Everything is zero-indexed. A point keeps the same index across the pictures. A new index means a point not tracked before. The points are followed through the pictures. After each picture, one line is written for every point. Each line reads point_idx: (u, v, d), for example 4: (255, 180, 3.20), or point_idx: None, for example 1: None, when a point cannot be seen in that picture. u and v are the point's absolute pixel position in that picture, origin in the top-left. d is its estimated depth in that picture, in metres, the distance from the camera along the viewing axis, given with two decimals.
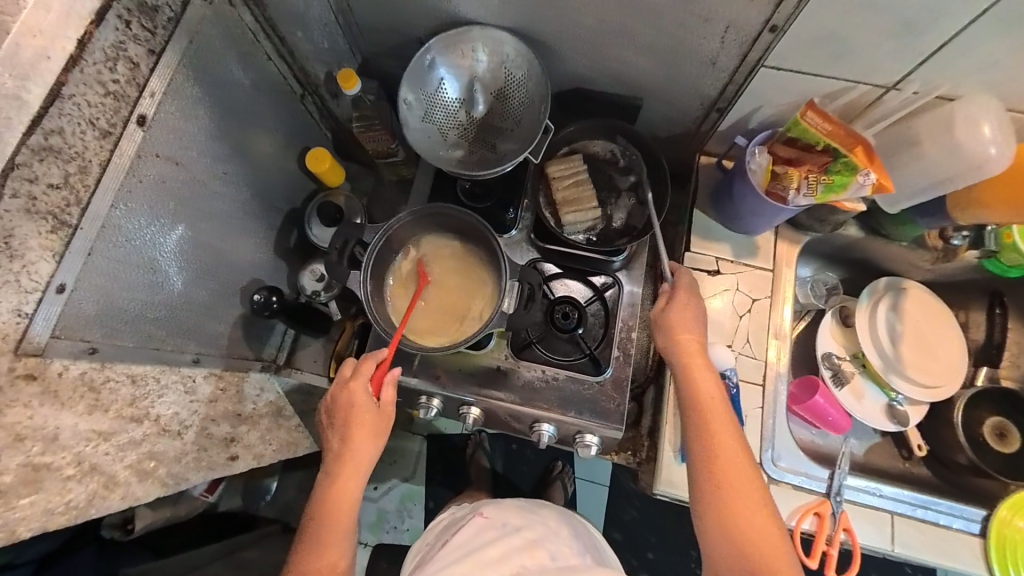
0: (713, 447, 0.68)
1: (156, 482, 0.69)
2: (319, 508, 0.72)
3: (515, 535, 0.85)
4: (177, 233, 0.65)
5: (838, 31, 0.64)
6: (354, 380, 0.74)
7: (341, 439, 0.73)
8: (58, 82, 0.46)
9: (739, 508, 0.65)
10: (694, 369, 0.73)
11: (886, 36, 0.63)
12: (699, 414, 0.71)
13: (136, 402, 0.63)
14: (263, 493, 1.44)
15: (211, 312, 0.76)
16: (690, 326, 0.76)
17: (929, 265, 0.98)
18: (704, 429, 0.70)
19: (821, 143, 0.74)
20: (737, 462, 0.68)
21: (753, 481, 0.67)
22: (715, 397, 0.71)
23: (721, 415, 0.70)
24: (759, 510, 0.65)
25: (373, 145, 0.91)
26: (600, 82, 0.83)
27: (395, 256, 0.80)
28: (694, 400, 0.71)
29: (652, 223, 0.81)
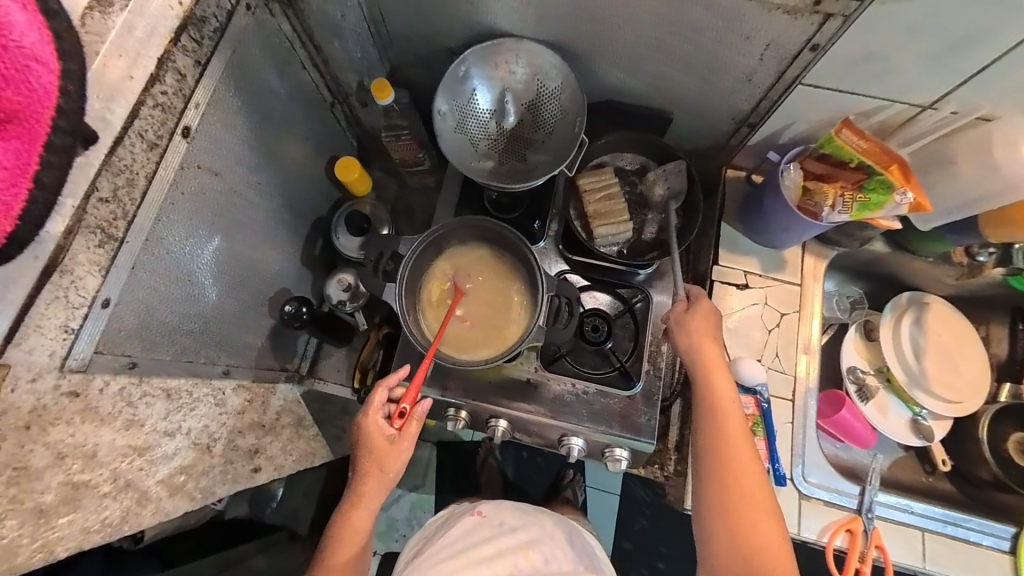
0: (723, 453, 0.67)
1: (184, 496, 0.68)
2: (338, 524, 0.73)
3: (510, 536, 0.84)
4: (213, 244, 0.64)
5: (881, 51, 0.64)
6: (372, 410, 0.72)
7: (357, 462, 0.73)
8: (137, 101, 0.48)
9: (745, 516, 0.64)
10: (710, 375, 0.71)
11: (930, 58, 0.63)
12: (711, 420, 0.69)
13: (169, 416, 0.62)
14: (270, 500, 1.41)
15: (240, 322, 0.75)
16: (710, 333, 0.74)
17: (953, 281, 0.99)
18: (716, 435, 0.68)
19: (856, 160, 0.75)
20: (748, 470, 0.66)
21: (762, 491, 0.65)
22: (731, 405, 0.70)
23: (735, 423, 0.68)
24: (766, 521, 0.64)
25: (401, 154, 0.91)
26: (633, 95, 0.83)
27: (428, 267, 0.80)
28: (708, 406, 0.70)
29: (673, 246, 0.80)
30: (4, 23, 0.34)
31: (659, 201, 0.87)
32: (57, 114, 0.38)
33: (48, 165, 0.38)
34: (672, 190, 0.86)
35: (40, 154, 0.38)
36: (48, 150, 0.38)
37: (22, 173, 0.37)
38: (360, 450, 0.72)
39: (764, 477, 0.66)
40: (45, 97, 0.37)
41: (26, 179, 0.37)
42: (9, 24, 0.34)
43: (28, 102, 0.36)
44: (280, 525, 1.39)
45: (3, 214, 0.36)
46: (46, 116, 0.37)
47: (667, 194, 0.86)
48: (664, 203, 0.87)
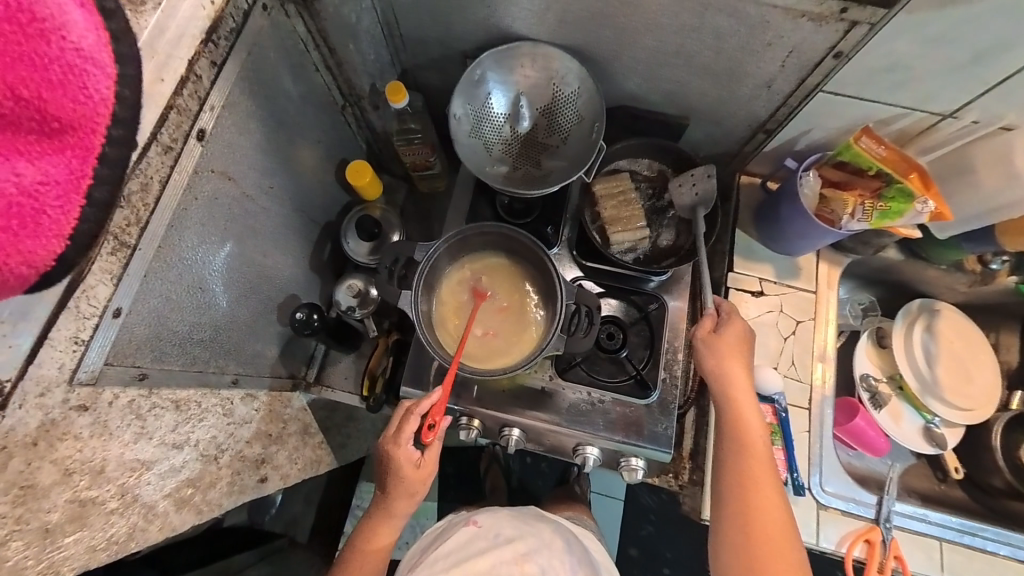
0: (744, 476, 0.68)
1: (190, 510, 0.65)
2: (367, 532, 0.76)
3: (505, 547, 0.80)
4: (225, 251, 0.62)
5: (905, 60, 0.63)
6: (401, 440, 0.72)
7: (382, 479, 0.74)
8: (166, 106, 0.48)
9: (764, 540, 0.64)
10: (734, 397, 0.71)
11: (955, 67, 0.63)
12: (733, 442, 0.70)
13: (178, 428, 0.60)
14: (269, 506, 1.35)
15: (250, 330, 0.73)
16: (738, 354, 0.73)
17: (964, 288, 0.99)
18: (737, 457, 0.69)
19: (874, 168, 0.75)
20: (768, 493, 0.67)
21: (781, 516, 0.65)
22: (755, 427, 0.70)
23: (757, 445, 0.69)
24: (784, 546, 0.64)
25: (412, 158, 0.89)
26: (650, 101, 0.82)
27: (443, 273, 0.79)
28: (730, 427, 0.70)
29: (699, 248, 0.79)
30: (61, 23, 0.31)
31: (686, 209, 0.84)
32: (113, 124, 0.34)
33: (103, 181, 0.34)
34: (699, 198, 0.82)
35: (95, 168, 0.34)
36: (106, 163, 0.34)
37: (74, 189, 0.33)
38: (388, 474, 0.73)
39: (785, 501, 0.67)
40: (99, 103, 0.33)
41: (77, 195, 0.33)
42: (65, 24, 0.31)
43: (83, 109, 0.32)
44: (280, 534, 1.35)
45: (55, 234, 0.33)
46: (103, 127, 0.33)
47: (696, 201, 0.82)
48: (692, 210, 0.84)
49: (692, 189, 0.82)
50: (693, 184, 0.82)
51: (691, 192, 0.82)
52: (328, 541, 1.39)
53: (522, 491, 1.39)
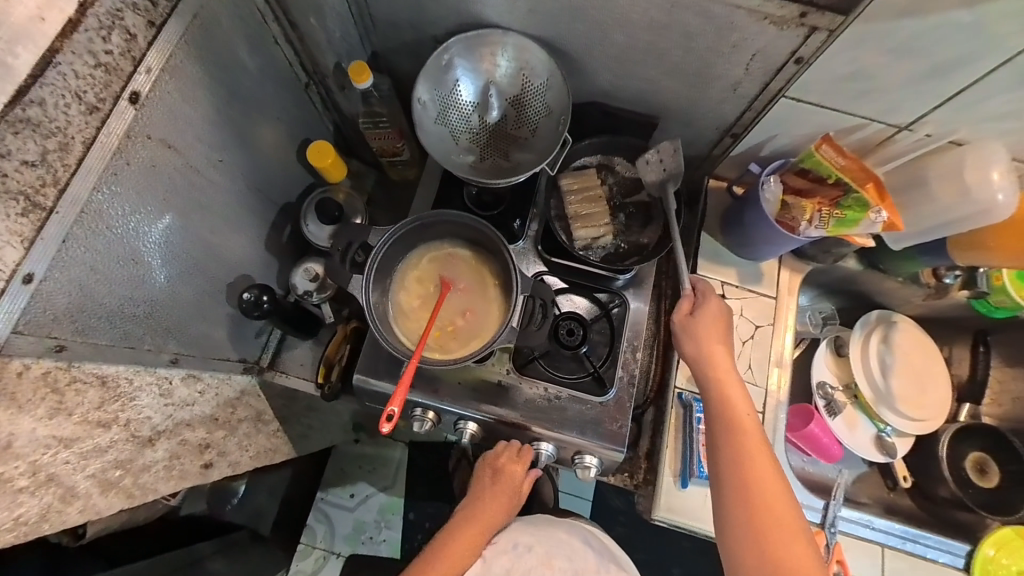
0: (744, 467, 0.65)
1: (120, 494, 0.64)
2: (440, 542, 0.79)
3: (531, 556, 0.80)
4: (164, 223, 0.60)
5: (862, 70, 0.65)
6: (518, 453, 0.84)
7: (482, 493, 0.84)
8: (49, 50, 0.44)
9: (773, 534, 0.61)
10: (722, 382, 0.71)
11: (909, 82, 0.65)
12: (728, 431, 0.68)
13: (104, 406, 0.57)
14: (229, 497, 1.25)
15: (196, 311, 0.70)
16: (718, 338, 0.73)
17: (921, 301, 1.00)
18: (734, 446, 0.66)
19: (833, 177, 0.75)
20: (771, 483, 0.64)
21: (789, 506, 0.63)
22: (743, 405, 0.69)
23: (752, 432, 0.67)
24: (793, 533, 0.61)
25: (380, 144, 0.87)
26: (621, 98, 0.82)
27: (400, 259, 0.77)
28: (723, 414, 0.69)
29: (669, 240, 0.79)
30: None
31: (655, 186, 0.83)
32: None
33: None
34: (665, 174, 0.81)
35: None
36: None
37: None
38: (496, 482, 0.84)
39: (790, 492, 0.64)
40: None
41: None
42: None
43: None
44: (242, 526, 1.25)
45: None
46: None
47: (663, 176, 0.81)
48: (660, 186, 0.83)
49: (659, 165, 0.81)
50: (660, 160, 0.81)
51: (658, 169, 0.81)
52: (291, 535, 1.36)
53: None
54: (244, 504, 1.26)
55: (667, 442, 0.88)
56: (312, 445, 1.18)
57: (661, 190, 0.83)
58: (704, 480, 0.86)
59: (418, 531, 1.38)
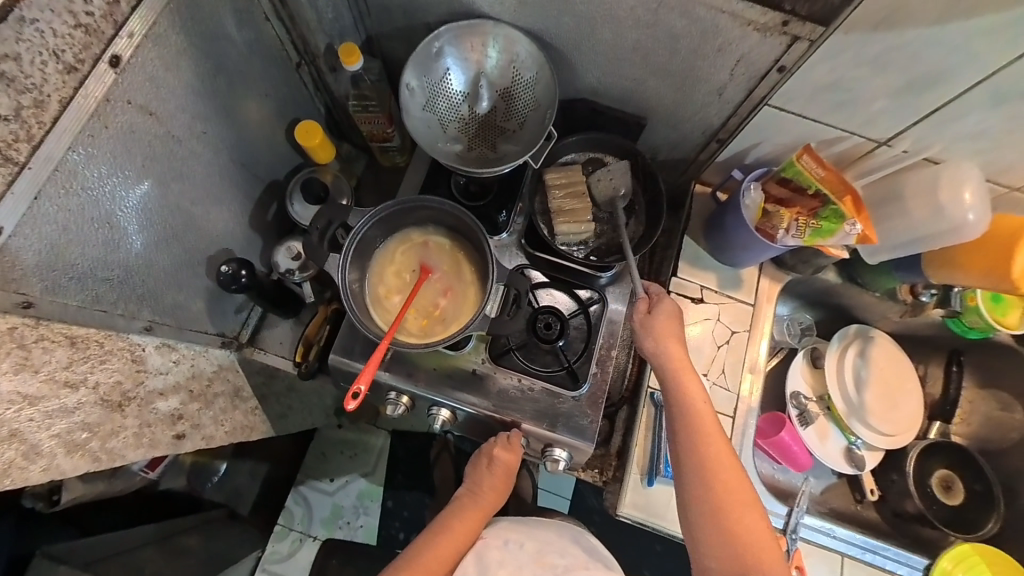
0: (706, 463, 0.65)
1: (86, 457, 0.64)
2: (436, 527, 0.80)
3: (522, 552, 0.80)
4: (141, 189, 0.61)
5: (841, 81, 0.68)
6: (507, 447, 0.84)
7: (475, 485, 0.85)
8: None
9: (740, 525, 0.63)
10: (680, 378, 0.70)
11: (884, 93, 0.68)
12: (688, 427, 0.68)
13: (73, 366, 0.59)
14: (211, 475, 1.29)
15: (173, 280, 0.71)
16: (674, 333, 0.73)
17: (897, 318, 1.02)
18: (696, 441, 0.67)
19: (814, 188, 0.78)
20: (733, 474, 0.65)
21: (752, 499, 0.64)
22: (703, 404, 0.69)
23: (712, 426, 0.67)
24: (758, 523, 0.63)
25: (368, 128, 0.87)
26: (608, 97, 0.83)
27: (378, 241, 0.78)
28: (682, 411, 0.69)
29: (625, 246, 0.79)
30: None
31: (604, 202, 0.86)
32: None
33: None
34: (617, 191, 0.85)
35: None
36: None
37: None
38: (488, 474, 0.85)
39: (749, 480, 0.65)
40: None
41: None
42: None
43: None
44: (220, 504, 1.29)
45: None
46: None
47: (614, 193, 0.84)
48: (610, 202, 0.86)
49: (610, 182, 0.85)
50: (611, 178, 0.85)
51: (609, 184, 0.84)
52: (268, 515, 1.36)
53: None
54: (224, 482, 1.30)
55: (638, 441, 0.88)
56: (291, 426, 1.18)
57: (611, 207, 0.85)
58: (669, 479, 0.87)
59: (394, 519, 1.38)
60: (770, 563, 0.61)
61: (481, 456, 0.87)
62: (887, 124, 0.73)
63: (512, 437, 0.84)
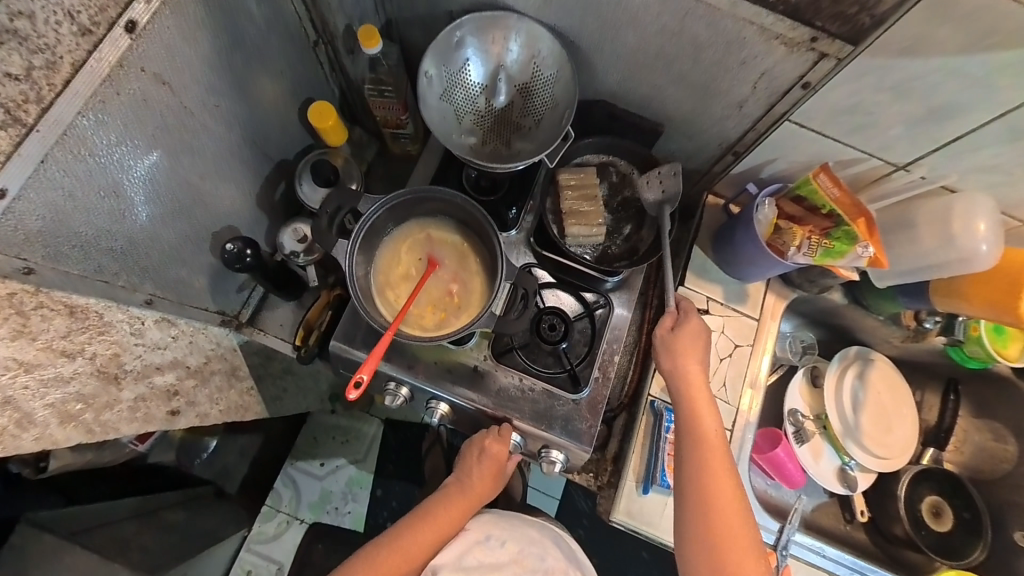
0: (709, 492, 0.65)
1: (79, 428, 0.64)
2: (421, 513, 0.81)
3: (502, 551, 0.80)
4: (151, 160, 0.60)
5: (860, 104, 0.68)
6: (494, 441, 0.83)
7: (464, 475, 0.84)
8: None
9: (731, 559, 0.62)
10: (694, 399, 0.71)
11: (903, 118, 0.68)
12: (694, 448, 0.68)
13: (71, 336, 0.59)
14: (200, 451, 1.27)
15: (177, 255, 0.70)
16: (695, 357, 0.72)
17: (899, 342, 1.01)
18: (700, 463, 0.67)
19: (827, 208, 0.78)
20: (733, 508, 0.65)
21: (748, 528, 0.64)
22: (713, 428, 0.69)
23: (719, 455, 0.67)
24: (749, 552, 0.63)
25: (383, 114, 0.87)
26: (627, 100, 0.83)
27: (388, 229, 0.77)
28: (690, 431, 0.69)
29: (664, 252, 0.77)
30: None
31: (653, 207, 0.85)
32: None
33: None
34: (665, 194, 0.82)
35: None
36: None
37: None
38: (476, 466, 0.84)
39: (748, 515, 0.65)
40: None
41: None
42: None
43: None
44: (207, 480, 1.28)
45: None
46: None
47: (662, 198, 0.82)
48: (657, 208, 0.84)
49: (658, 187, 0.83)
50: (660, 181, 0.83)
51: (657, 188, 0.83)
52: (257, 496, 1.37)
53: None
54: (213, 460, 1.29)
55: (634, 448, 0.89)
56: (285, 408, 1.17)
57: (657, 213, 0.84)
58: (665, 489, 0.86)
59: (383, 508, 1.38)
60: None
61: (470, 447, 0.85)
62: (905, 149, 0.73)
63: (498, 429, 0.82)
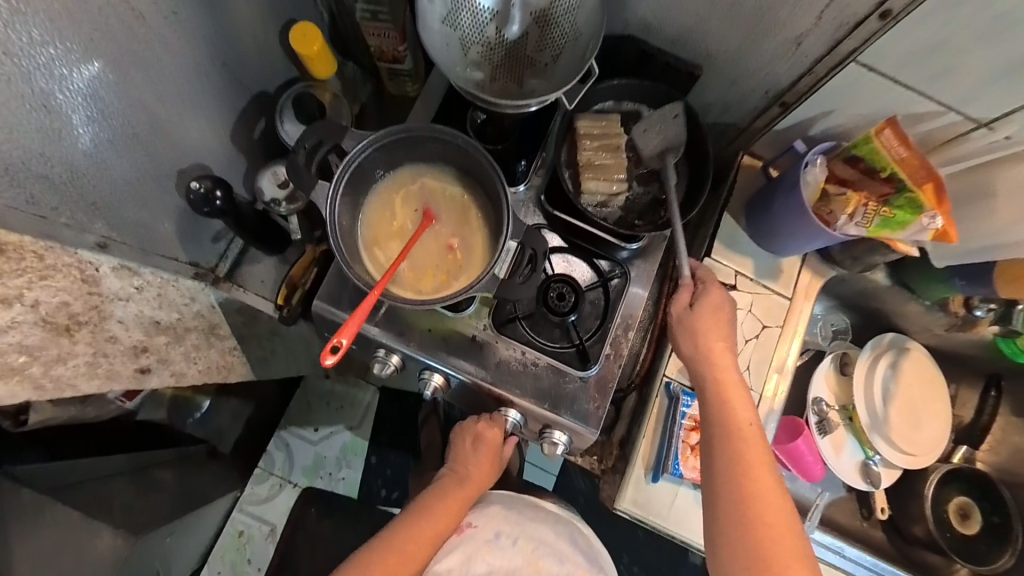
0: (747, 492, 0.57)
1: (26, 383, 0.57)
2: (419, 508, 0.75)
3: (514, 551, 0.78)
4: (91, 70, 0.50)
5: (951, 41, 0.55)
6: (487, 427, 0.80)
7: (461, 465, 0.80)
8: None
9: (781, 569, 0.54)
10: (722, 382, 0.63)
11: (999, 62, 0.56)
12: (726, 438, 0.60)
13: (4, 279, 0.51)
14: (193, 412, 1.25)
15: (135, 193, 0.61)
16: (720, 332, 0.64)
17: (941, 332, 0.92)
18: (734, 455, 0.59)
19: (888, 170, 0.68)
20: (777, 507, 0.57)
21: (794, 528, 0.56)
22: (745, 414, 0.61)
23: (755, 444, 0.60)
24: (798, 556, 0.55)
25: (378, 43, 0.75)
26: (661, 36, 0.70)
27: (377, 174, 0.68)
28: (720, 418, 0.61)
29: (674, 215, 0.68)
30: None
31: (653, 156, 0.75)
32: None
33: None
34: (664, 143, 0.73)
35: None
36: None
37: None
38: (474, 454, 0.80)
39: (793, 516, 0.57)
40: None
41: None
42: None
43: None
44: (201, 440, 1.26)
45: None
46: None
47: (662, 146, 0.73)
48: (659, 158, 0.75)
49: (653, 134, 0.74)
50: (658, 128, 0.73)
51: (657, 137, 0.73)
52: (248, 458, 1.33)
53: None
54: (207, 421, 1.27)
55: (644, 432, 0.82)
56: (273, 371, 1.11)
57: (661, 163, 0.74)
58: (676, 478, 0.80)
59: (377, 476, 1.34)
60: None
61: (463, 434, 0.82)
62: (993, 103, 0.61)
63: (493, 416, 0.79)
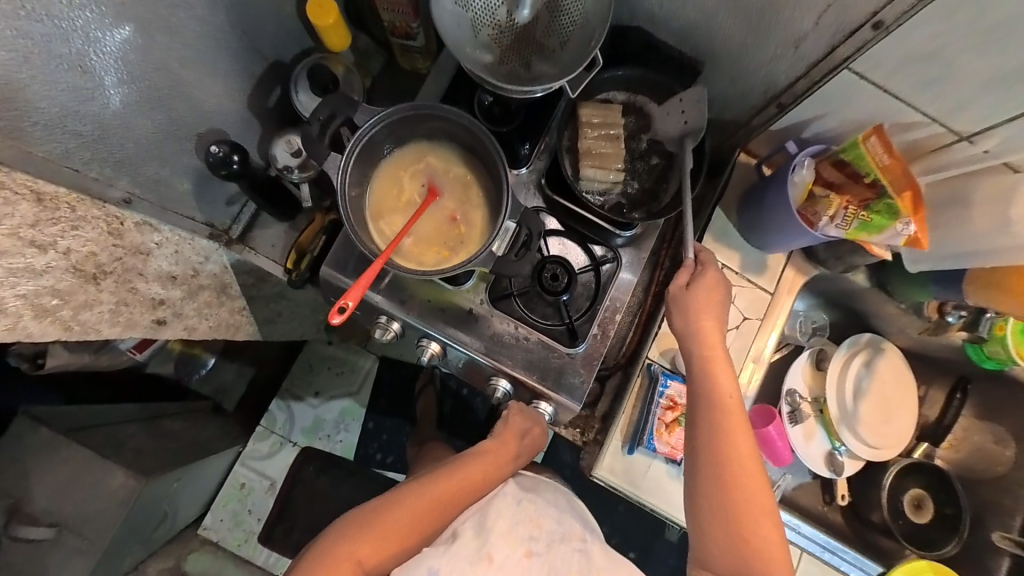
0: (724, 458, 0.63)
1: (57, 323, 0.62)
2: (446, 471, 0.74)
3: (518, 508, 0.73)
4: (122, 34, 0.54)
5: (937, 55, 0.58)
6: (535, 427, 0.84)
7: (498, 443, 0.80)
8: None
9: (750, 525, 0.61)
10: (710, 359, 0.67)
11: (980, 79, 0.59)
12: (709, 410, 0.65)
13: (40, 227, 0.56)
14: (198, 367, 1.34)
15: (156, 154, 0.65)
16: (712, 312, 0.69)
17: (916, 334, 0.96)
18: (716, 425, 0.64)
19: (872, 176, 0.70)
20: (753, 477, 0.63)
21: (765, 490, 0.62)
22: (729, 389, 0.66)
23: (736, 415, 0.65)
24: (766, 515, 0.62)
25: (391, 17, 0.77)
26: (666, 28, 0.72)
27: (385, 148, 0.71)
28: (704, 392, 0.66)
29: (687, 197, 0.69)
30: None
31: (672, 140, 0.77)
32: None
33: None
34: (685, 128, 0.74)
35: None
36: None
37: None
38: (517, 442, 0.81)
39: (766, 480, 0.63)
40: None
41: None
42: None
43: None
44: (206, 396, 1.35)
45: None
46: None
47: (684, 129, 0.74)
48: (680, 140, 0.76)
49: (680, 117, 0.74)
50: (681, 109, 0.74)
51: (679, 118, 0.74)
52: (251, 415, 1.40)
53: (450, 420, 1.32)
54: (211, 377, 1.37)
55: (625, 409, 0.87)
56: (279, 332, 1.17)
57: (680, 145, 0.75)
58: (650, 451, 0.86)
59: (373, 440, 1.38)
60: (774, 555, 0.60)
61: (509, 425, 0.82)
62: (975, 115, 0.64)
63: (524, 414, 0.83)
